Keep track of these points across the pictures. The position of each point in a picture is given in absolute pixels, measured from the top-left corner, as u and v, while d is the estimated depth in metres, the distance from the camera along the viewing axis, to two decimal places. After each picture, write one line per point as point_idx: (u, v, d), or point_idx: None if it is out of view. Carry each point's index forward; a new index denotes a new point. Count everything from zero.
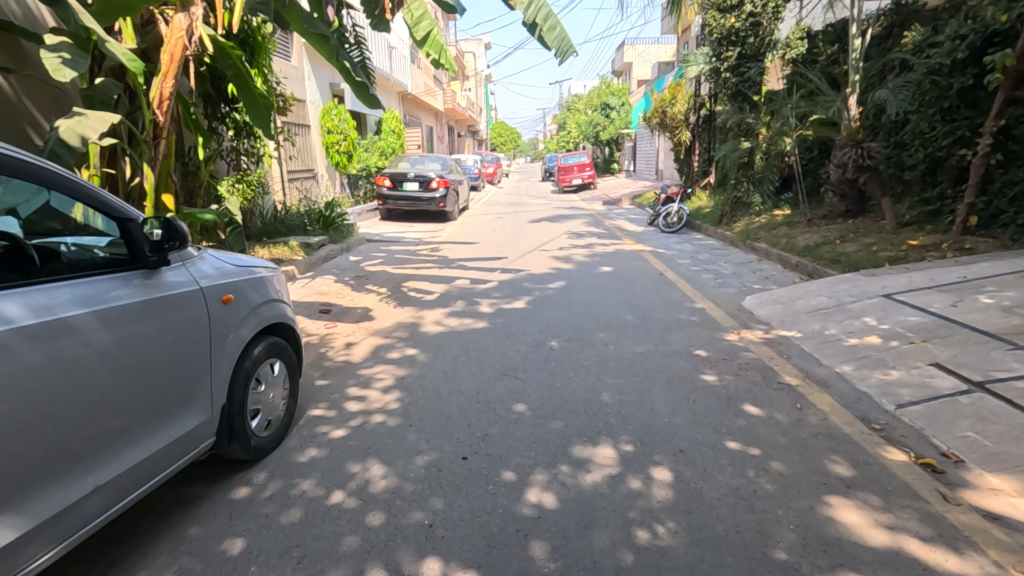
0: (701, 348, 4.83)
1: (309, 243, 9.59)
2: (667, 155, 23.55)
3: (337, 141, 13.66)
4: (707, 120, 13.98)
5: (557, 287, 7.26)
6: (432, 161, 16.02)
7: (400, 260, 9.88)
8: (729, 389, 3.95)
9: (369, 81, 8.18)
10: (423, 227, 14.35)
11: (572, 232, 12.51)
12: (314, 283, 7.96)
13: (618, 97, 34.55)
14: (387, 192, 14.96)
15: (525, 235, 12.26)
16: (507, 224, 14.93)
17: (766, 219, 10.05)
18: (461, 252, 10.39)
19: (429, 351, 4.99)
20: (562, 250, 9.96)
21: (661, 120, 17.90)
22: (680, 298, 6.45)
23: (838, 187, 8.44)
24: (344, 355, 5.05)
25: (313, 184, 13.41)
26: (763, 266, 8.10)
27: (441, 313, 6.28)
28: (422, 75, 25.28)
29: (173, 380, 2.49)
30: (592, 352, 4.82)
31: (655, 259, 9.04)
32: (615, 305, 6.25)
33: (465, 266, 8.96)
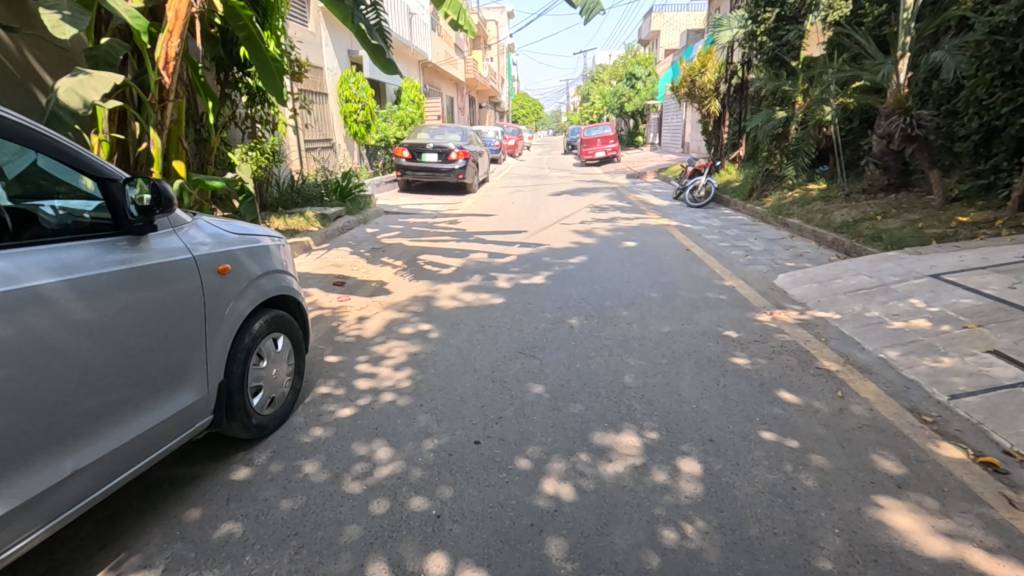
0: (731, 328, 4.53)
1: (325, 214, 9.42)
2: (694, 127, 22.78)
3: (355, 110, 13.51)
4: (739, 89, 13.32)
5: (578, 262, 6.98)
6: (452, 132, 15.66)
7: (418, 233, 9.67)
8: (762, 374, 3.67)
9: (386, 46, 7.86)
10: (441, 199, 14.09)
11: (594, 206, 12.13)
12: (329, 254, 7.79)
13: (645, 67, 33.45)
14: (406, 163, 14.69)
15: (545, 208, 11.92)
16: (527, 197, 14.57)
17: (800, 193, 9.54)
18: (479, 225, 10.13)
19: (443, 327, 4.79)
20: (584, 224, 9.61)
21: (689, 90, 17.19)
22: (708, 275, 6.11)
23: (880, 159, 7.93)
24: (356, 329, 4.87)
25: (331, 154, 13.20)
26: (796, 242, 7.70)
27: (457, 287, 6.06)
28: (443, 43, 24.66)
29: (165, 356, 2.32)
30: (615, 331, 4.56)
31: (681, 234, 8.68)
32: (639, 282, 5.96)
33: (483, 240, 8.71)
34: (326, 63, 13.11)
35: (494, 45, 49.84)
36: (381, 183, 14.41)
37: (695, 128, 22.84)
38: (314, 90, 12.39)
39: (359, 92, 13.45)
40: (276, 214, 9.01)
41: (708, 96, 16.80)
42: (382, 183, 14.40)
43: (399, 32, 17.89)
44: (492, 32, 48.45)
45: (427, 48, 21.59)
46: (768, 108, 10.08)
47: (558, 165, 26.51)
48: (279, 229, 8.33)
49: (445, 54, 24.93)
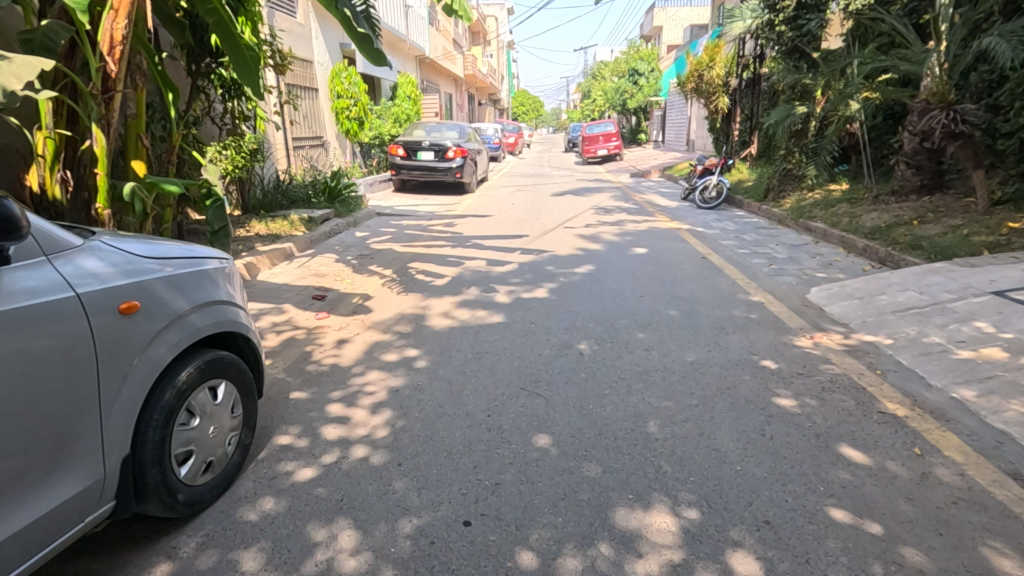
0: (768, 357, 3.88)
1: (312, 217, 8.76)
2: (700, 124, 22.11)
3: (347, 107, 12.85)
4: (752, 84, 12.65)
5: (585, 272, 6.33)
6: (449, 130, 14.99)
7: (411, 237, 9.02)
8: (816, 422, 3.02)
9: (374, 35, 7.20)
10: (438, 200, 13.44)
11: (599, 207, 11.47)
12: (313, 262, 7.15)
13: (648, 63, 32.73)
14: (401, 161, 14.02)
15: (547, 209, 11.28)
16: (528, 197, 13.92)
17: (822, 195, 8.88)
18: (478, 228, 9.49)
19: (433, 353, 4.14)
20: (590, 228, 8.95)
21: (696, 85, 16.53)
22: (732, 289, 5.45)
23: (912, 158, 7.26)
24: (332, 354, 4.22)
25: (321, 153, 12.53)
26: (821, 249, 7.05)
27: (451, 302, 5.41)
28: (440, 37, 23.92)
29: (33, 433, 1.68)
30: (633, 360, 3.92)
31: (694, 238, 8.04)
32: (655, 296, 5.31)
33: (481, 245, 8.06)
34: (316, 57, 12.43)
35: (494, 41, 49.08)
36: (375, 183, 13.74)
37: (701, 125, 22.17)
38: (302, 85, 11.72)
39: (351, 87, 12.78)
40: (259, 217, 8.36)
41: (716, 91, 16.13)
42: (376, 183, 13.73)
43: (395, 26, 17.17)
44: (492, 28, 47.70)
45: (424, 42, 20.85)
46: (787, 103, 9.41)
47: (559, 163, 25.85)
48: (260, 234, 7.68)
49: (444, 49, 24.19)
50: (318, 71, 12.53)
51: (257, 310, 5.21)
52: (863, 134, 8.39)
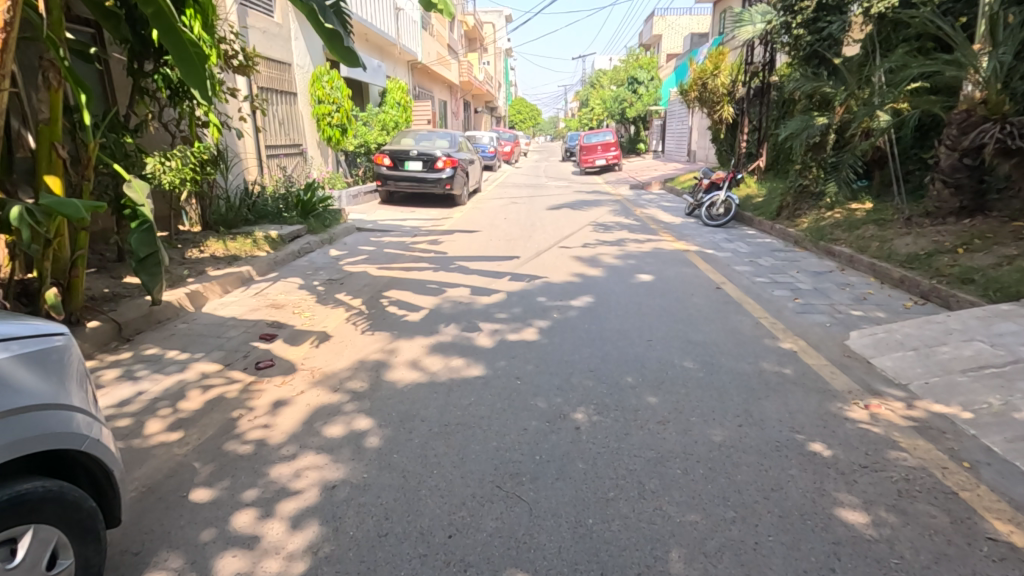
0: (816, 438, 3.03)
1: (279, 235, 7.93)
2: (703, 134, 21.32)
3: (329, 113, 12.11)
4: (761, 93, 11.91)
5: (583, 305, 5.47)
6: (439, 138, 14.19)
7: (391, 257, 8.18)
8: (903, 558, 2.17)
9: (345, 33, 6.37)
10: (426, 213, 12.61)
11: (597, 223, 10.65)
12: (274, 289, 6.30)
13: (647, 71, 31.99)
14: (387, 172, 13.20)
15: (542, 225, 10.45)
16: (522, 210, 13.11)
17: (842, 214, 8.09)
18: (465, 247, 8.65)
19: (390, 425, 3.28)
20: (588, 249, 8.12)
21: (700, 94, 15.80)
22: (756, 332, 4.61)
23: (952, 176, 6.49)
24: (263, 424, 3.34)
25: (301, 162, 11.71)
26: (850, 278, 6.24)
27: (423, 345, 4.54)
28: (434, 43, 23.17)
29: None
30: (643, 440, 3.05)
31: (703, 262, 7.21)
32: (666, 342, 4.46)
33: (466, 268, 7.21)
34: (296, 60, 11.65)
35: (491, 47, 48.43)
36: (360, 195, 12.93)
37: (703, 135, 21.38)
38: (278, 89, 10.95)
39: (333, 92, 12.03)
40: (219, 234, 7.53)
41: (721, 101, 15.40)
42: (359, 195, 12.91)
43: (384, 29, 16.39)
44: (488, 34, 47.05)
45: (416, 47, 20.07)
46: (803, 114, 8.65)
47: (556, 173, 25.08)
48: (216, 255, 6.84)
49: (437, 54, 23.41)
50: (298, 75, 11.75)
51: (188, 356, 4.34)
52: (891, 148, 7.62)
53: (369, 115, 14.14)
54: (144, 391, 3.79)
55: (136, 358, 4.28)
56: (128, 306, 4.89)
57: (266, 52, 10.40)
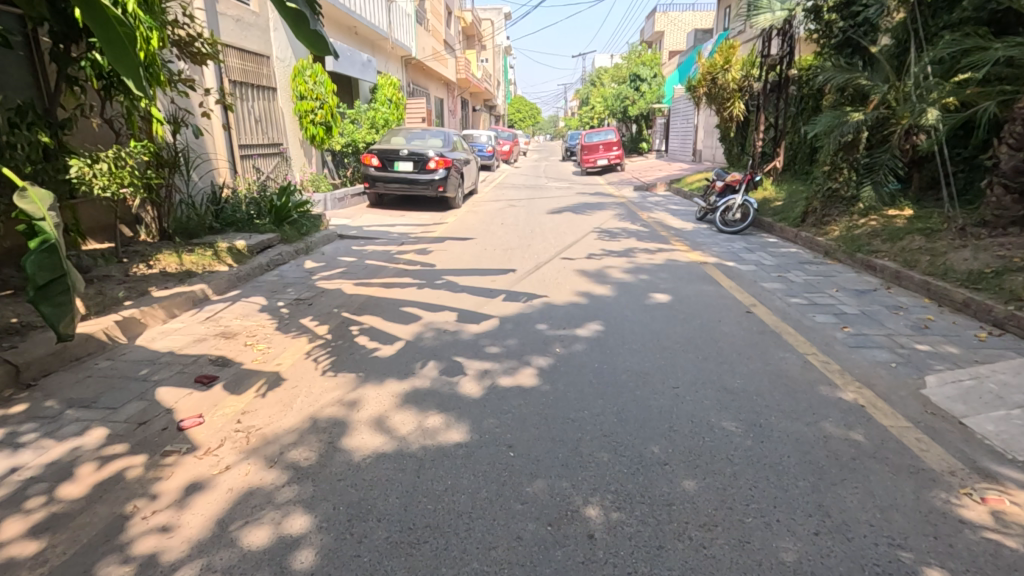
0: (930, 560, 2.14)
1: (246, 246, 7.04)
2: (710, 133, 20.41)
3: (312, 109, 11.22)
4: (779, 88, 11.06)
5: (591, 335, 4.59)
6: (432, 137, 13.30)
7: (372, 269, 7.29)
8: None
9: (312, 13, 5.48)
10: (417, 217, 11.73)
11: (601, 229, 9.77)
12: (230, 310, 5.41)
13: (650, 68, 30.98)
14: (375, 173, 12.30)
15: (542, 232, 9.57)
16: (520, 214, 12.23)
17: (879, 221, 7.23)
18: (456, 257, 7.77)
19: (333, 530, 2.39)
20: (593, 260, 7.23)
21: (709, 90, 14.93)
22: (807, 377, 3.72)
23: (1016, 180, 5.62)
24: (161, 525, 2.45)
25: (281, 163, 10.83)
26: (900, 300, 5.37)
27: (394, 394, 3.65)
28: (430, 38, 22.26)
29: None
30: (685, 560, 2.17)
31: (725, 278, 6.33)
32: (697, 391, 3.57)
33: (455, 285, 6.32)
34: (276, 52, 10.75)
35: (489, 44, 47.39)
36: (346, 197, 12.06)
37: (710, 135, 20.47)
38: (253, 84, 10.05)
39: (316, 87, 11.13)
40: (175, 245, 6.64)
41: (731, 97, 14.65)
42: (346, 198, 12.03)
43: (376, 22, 15.47)
44: (487, 31, 46.05)
45: (410, 42, 19.14)
46: (832, 109, 7.78)
47: (556, 173, 24.20)
48: (167, 270, 5.96)
49: (433, 50, 22.46)
50: (278, 69, 10.84)
51: (96, 410, 3.45)
52: (937, 148, 6.75)
53: (357, 112, 13.22)
54: (20, 466, 2.89)
55: (29, 414, 3.39)
56: (35, 342, 4.00)
57: (239, 42, 9.49)
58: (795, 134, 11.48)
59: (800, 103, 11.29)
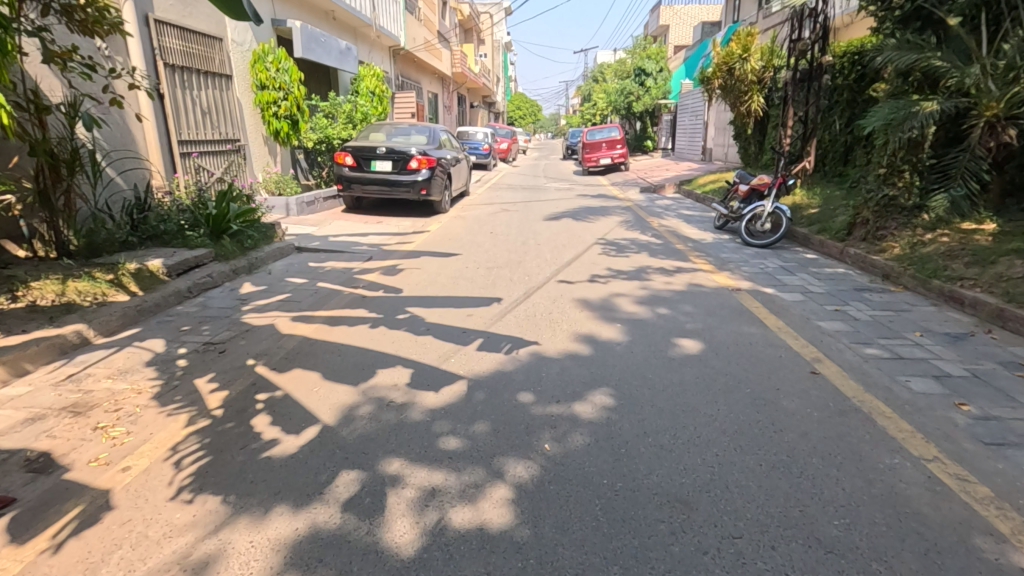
0: None
1: (162, 266, 5.61)
2: (722, 131, 18.92)
3: (275, 101, 9.79)
4: (810, 78, 9.64)
5: (596, 415, 3.17)
6: (415, 133, 11.85)
7: (324, 296, 5.88)
8: None
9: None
10: (396, 224, 10.32)
11: (606, 241, 8.34)
12: (105, 363, 3.99)
13: (656, 62, 29.39)
14: (350, 173, 10.87)
15: (536, 244, 8.15)
16: (514, 221, 10.80)
17: (956, 238, 5.84)
18: (430, 279, 6.35)
19: None
20: (596, 285, 5.82)
21: (725, 82, 13.55)
22: (947, 518, 2.30)
23: None
24: None
25: (238, 163, 9.40)
26: (1016, 352, 3.96)
27: (277, 545, 2.25)
28: (423, 28, 20.86)
29: None
30: None
31: (768, 312, 4.91)
32: (773, 548, 2.16)
33: (419, 322, 4.89)
34: (231, 34, 9.30)
35: (487, 38, 45.84)
36: (317, 200, 10.70)
37: (722, 132, 18.97)
38: (203, 70, 8.62)
39: (280, 75, 9.73)
40: (66, 268, 5.21)
41: (749, 90, 13.23)
42: (316, 201, 10.69)
43: (357, 6, 14.01)
44: (486, 25, 44.44)
45: (398, 31, 17.67)
46: (891, 99, 6.37)
47: (556, 173, 22.80)
48: (38, 304, 4.54)
49: (425, 41, 20.96)
50: (234, 53, 9.39)
51: None
52: None
53: (332, 104, 11.76)
54: None
55: None
56: None
57: (181, 19, 8.03)
58: (828, 130, 10.07)
59: (833, 95, 9.90)
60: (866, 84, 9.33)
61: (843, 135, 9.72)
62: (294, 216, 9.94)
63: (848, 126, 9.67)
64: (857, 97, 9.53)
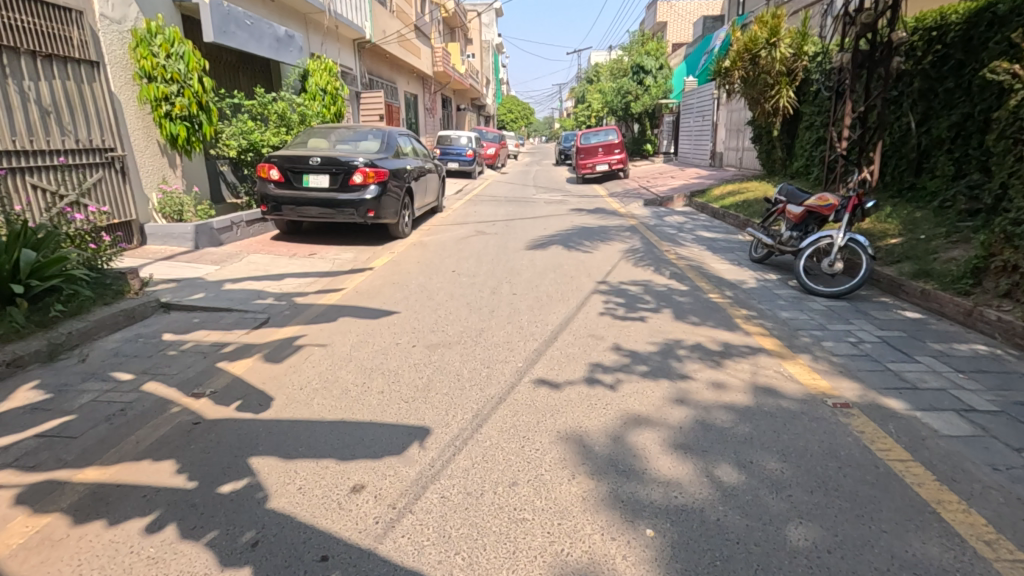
0: None
1: None
2: (736, 133, 16.59)
3: (167, 96, 7.37)
4: (876, 61, 7.34)
5: None
6: (366, 138, 9.43)
7: (139, 413, 3.45)
8: None
9: None
10: (334, 257, 7.91)
11: (609, 286, 5.95)
12: None
13: (655, 58, 27.06)
14: (276, 190, 8.45)
15: (511, 293, 5.75)
16: (488, 249, 8.40)
17: None
18: (330, 374, 3.93)
19: None
20: (598, 399, 3.41)
21: (747, 73, 11.26)
22: None
23: None
24: None
25: (111, 181, 6.97)
26: None
27: None
28: (396, 20, 18.51)
29: None
30: None
31: (937, 483, 2.52)
32: None
33: (249, 515, 2.45)
34: (100, 6, 6.89)
35: (476, 38, 43.54)
36: (233, 225, 8.33)
37: (737, 135, 16.63)
38: (45, 52, 6.18)
39: (172, 63, 7.35)
40: None
41: (776, 84, 10.96)
42: (233, 227, 8.33)
43: None
44: (473, 23, 42.06)
45: (363, 22, 15.37)
46: None
47: (548, 181, 20.45)
48: None
49: (399, 35, 18.64)
50: (106, 33, 6.98)
51: None
52: None
53: (260, 103, 9.27)
54: None
55: None
56: None
57: None
58: (895, 129, 7.79)
59: (901, 83, 7.66)
60: (948, 69, 7.06)
61: (916, 136, 7.45)
62: (196, 248, 7.61)
63: (922, 126, 7.40)
64: (934, 86, 7.27)
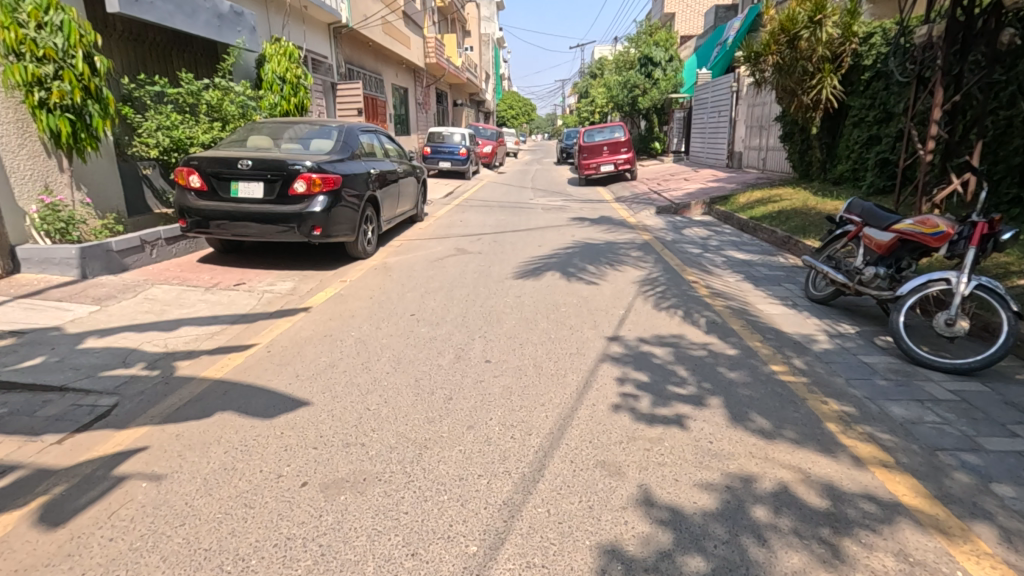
0: None
1: None
2: (760, 130, 14.84)
3: (38, 80, 5.60)
4: (980, 34, 5.54)
5: None
6: (319, 135, 7.64)
7: None
8: None
9: None
10: (265, 287, 6.15)
11: (622, 348, 4.18)
12: None
13: (664, 50, 25.29)
14: (196, 200, 6.70)
15: (481, 361, 3.97)
16: (465, 276, 6.64)
17: None
18: (134, 559, 2.19)
19: None
20: None
21: (782, 58, 9.44)
22: None
23: None
24: None
25: None
26: None
27: None
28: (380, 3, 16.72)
29: None
30: None
31: None
32: None
33: None
34: None
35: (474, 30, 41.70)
36: (144, 245, 6.57)
37: (760, 132, 14.82)
38: None
39: (44, 35, 5.59)
40: None
41: (817, 72, 9.15)
42: (144, 247, 6.59)
43: None
44: (472, 15, 40.28)
45: (338, 3, 13.59)
46: None
47: (548, 183, 18.66)
48: None
49: (383, 20, 16.84)
50: None
51: None
52: None
53: (187, 91, 7.50)
54: None
55: None
56: None
57: None
58: (995, 128, 5.97)
59: (1005, 65, 5.85)
60: None
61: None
62: (83, 278, 5.86)
63: None
64: None
